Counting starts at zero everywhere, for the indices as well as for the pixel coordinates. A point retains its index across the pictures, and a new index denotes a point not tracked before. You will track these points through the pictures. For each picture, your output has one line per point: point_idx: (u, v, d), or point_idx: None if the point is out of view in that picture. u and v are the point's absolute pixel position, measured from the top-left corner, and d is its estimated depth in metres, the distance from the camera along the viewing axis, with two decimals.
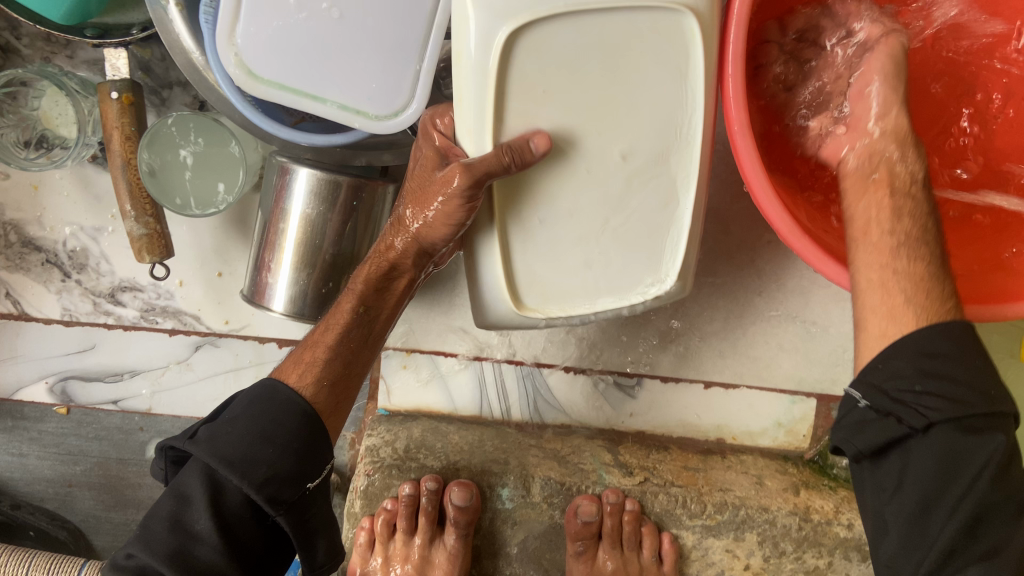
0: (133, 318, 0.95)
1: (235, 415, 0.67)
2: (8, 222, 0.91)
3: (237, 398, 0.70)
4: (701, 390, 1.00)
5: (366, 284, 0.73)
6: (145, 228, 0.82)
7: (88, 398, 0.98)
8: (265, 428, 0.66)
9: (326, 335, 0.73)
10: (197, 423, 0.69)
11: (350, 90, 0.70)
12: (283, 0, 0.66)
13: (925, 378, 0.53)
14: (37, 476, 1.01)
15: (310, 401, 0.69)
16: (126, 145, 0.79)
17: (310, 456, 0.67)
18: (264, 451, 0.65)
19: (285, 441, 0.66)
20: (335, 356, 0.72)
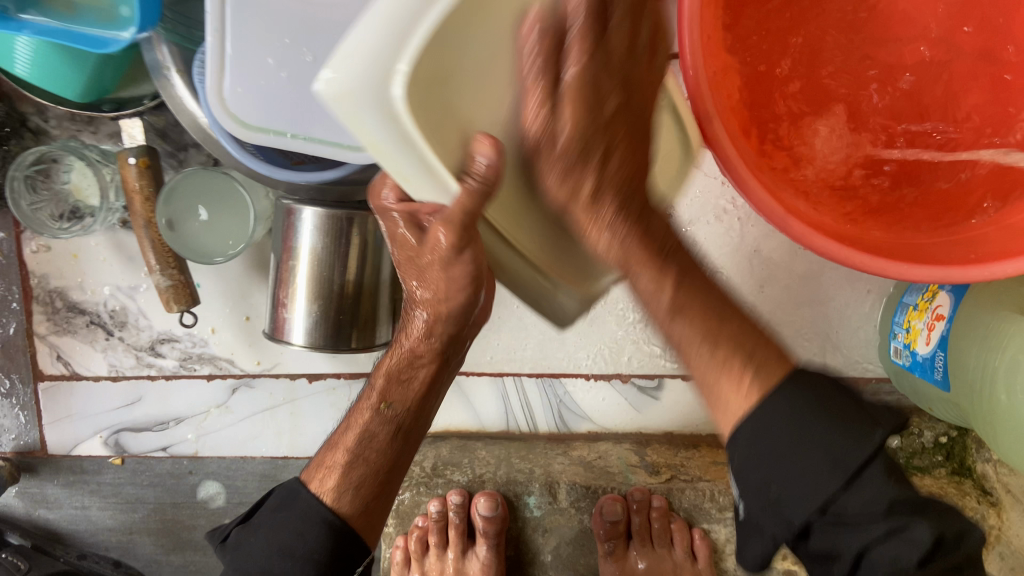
0: (173, 368, 1.01)
1: (260, 523, 0.71)
2: (53, 290, 0.99)
3: (269, 497, 0.74)
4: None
5: (386, 379, 0.76)
6: (170, 280, 0.88)
7: (140, 447, 1.04)
8: (287, 542, 0.68)
9: (349, 437, 0.76)
10: (233, 523, 0.75)
11: (331, 128, 0.75)
12: (261, 59, 0.71)
13: (769, 410, 0.53)
14: (100, 526, 1.09)
15: (332, 507, 0.71)
16: (146, 205, 0.86)
17: (337, 562, 0.69)
18: (283, 564, 0.68)
19: (306, 552, 0.68)
20: (356, 451, 0.74)
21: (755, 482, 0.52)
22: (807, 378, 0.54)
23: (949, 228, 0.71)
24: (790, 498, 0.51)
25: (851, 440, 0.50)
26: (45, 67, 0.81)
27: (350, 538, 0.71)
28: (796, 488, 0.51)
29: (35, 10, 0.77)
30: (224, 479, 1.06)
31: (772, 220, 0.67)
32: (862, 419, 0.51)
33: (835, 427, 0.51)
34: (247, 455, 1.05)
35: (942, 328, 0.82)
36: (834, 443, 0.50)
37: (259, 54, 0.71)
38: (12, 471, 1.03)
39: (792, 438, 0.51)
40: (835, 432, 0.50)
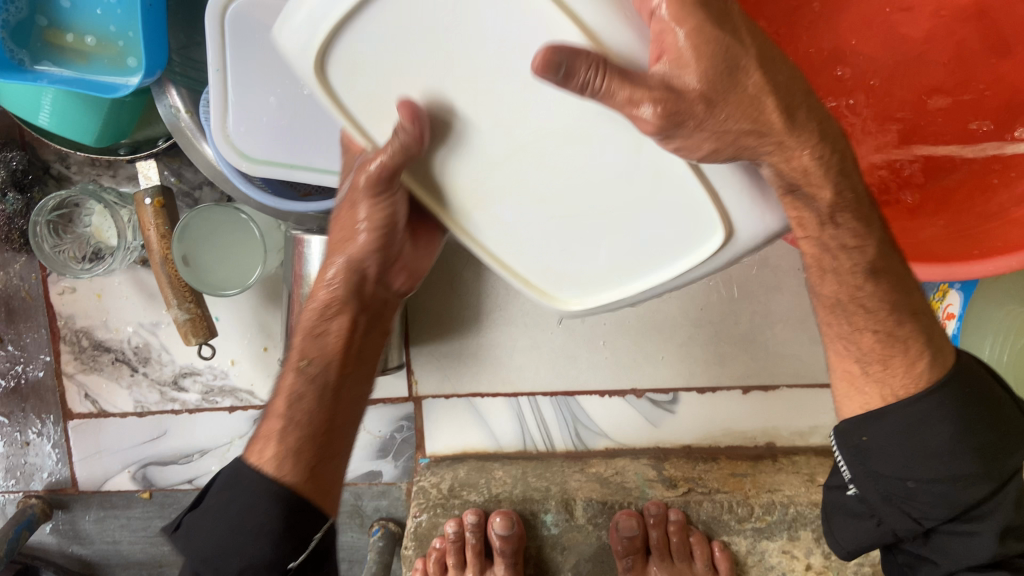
0: (196, 401, 1.04)
1: (207, 508, 0.64)
2: (79, 329, 1.02)
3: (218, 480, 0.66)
4: (741, 395, 0.98)
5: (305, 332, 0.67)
6: (188, 313, 0.91)
7: (166, 480, 1.07)
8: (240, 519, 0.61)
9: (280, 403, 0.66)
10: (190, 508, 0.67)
11: (332, 156, 0.78)
12: (264, 98, 0.75)
13: (927, 407, 0.56)
14: (131, 560, 1.11)
15: (276, 477, 0.62)
16: (162, 242, 0.89)
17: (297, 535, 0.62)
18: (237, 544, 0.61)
19: (258, 527, 0.61)
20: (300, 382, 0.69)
21: (890, 472, 0.57)
22: (970, 374, 0.57)
23: (966, 217, 0.67)
24: (921, 492, 0.57)
25: (995, 449, 0.57)
26: (63, 114, 0.85)
27: (304, 507, 0.62)
28: (934, 486, 0.56)
29: (49, 62, 0.81)
30: None
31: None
32: (1007, 438, 0.57)
33: (983, 429, 0.56)
34: None
35: (955, 327, 0.82)
36: (983, 449, 0.56)
37: (261, 94, 0.74)
38: (45, 508, 1.05)
39: (951, 436, 0.56)
40: (980, 440, 0.56)
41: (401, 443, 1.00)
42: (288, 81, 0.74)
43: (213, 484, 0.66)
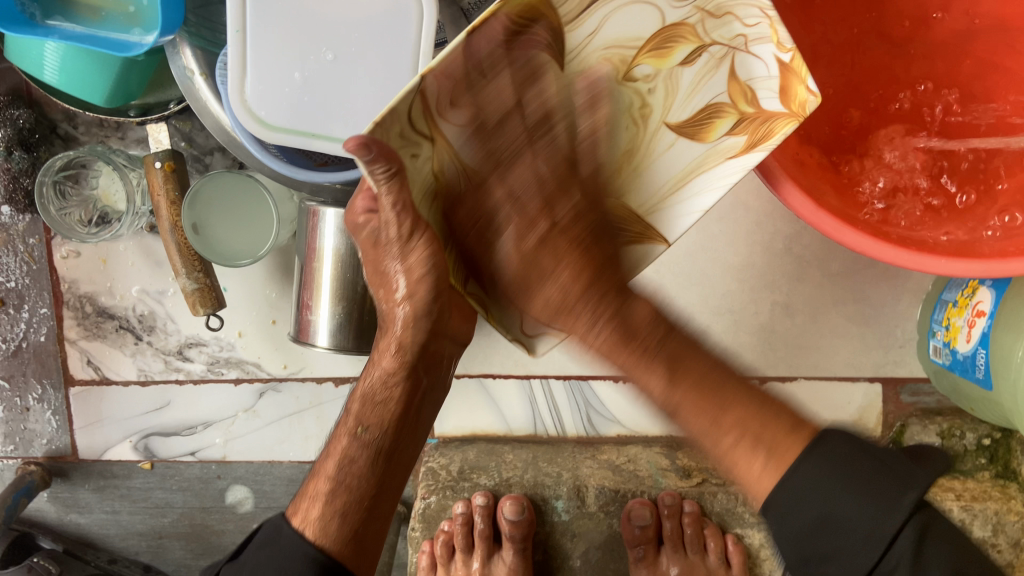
0: (201, 372, 1.02)
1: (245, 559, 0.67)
2: (83, 295, 1.00)
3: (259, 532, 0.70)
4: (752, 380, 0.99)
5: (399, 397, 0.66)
6: (196, 283, 0.89)
7: (169, 451, 1.04)
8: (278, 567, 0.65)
9: (330, 463, 0.69)
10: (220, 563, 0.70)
11: (353, 127, 0.73)
12: (286, 64, 0.71)
13: (826, 466, 0.55)
14: (130, 530, 1.08)
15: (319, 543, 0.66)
16: (172, 209, 0.87)
17: None
18: None
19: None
20: (337, 478, 0.68)
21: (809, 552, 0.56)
22: (832, 442, 0.56)
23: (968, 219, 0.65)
24: (825, 560, 0.56)
25: (878, 510, 0.54)
26: (71, 71, 0.82)
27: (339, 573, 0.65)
28: (845, 551, 0.54)
29: (62, 17, 0.78)
30: (252, 483, 1.05)
31: (802, 215, 0.60)
32: (897, 484, 0.54)
33: (861, 495, 0.54)
34: (275, 460, 1.04)
35: (985, 325, 0.79)
36: (858, 516, 0.54)
37: (283, 64, 0.71)
38: (43, 475, 1.03)
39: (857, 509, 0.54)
40: (865, 507, 0.54)
41: None
42: (306, 50, 0.70)
43: (254, 538, 0.71)
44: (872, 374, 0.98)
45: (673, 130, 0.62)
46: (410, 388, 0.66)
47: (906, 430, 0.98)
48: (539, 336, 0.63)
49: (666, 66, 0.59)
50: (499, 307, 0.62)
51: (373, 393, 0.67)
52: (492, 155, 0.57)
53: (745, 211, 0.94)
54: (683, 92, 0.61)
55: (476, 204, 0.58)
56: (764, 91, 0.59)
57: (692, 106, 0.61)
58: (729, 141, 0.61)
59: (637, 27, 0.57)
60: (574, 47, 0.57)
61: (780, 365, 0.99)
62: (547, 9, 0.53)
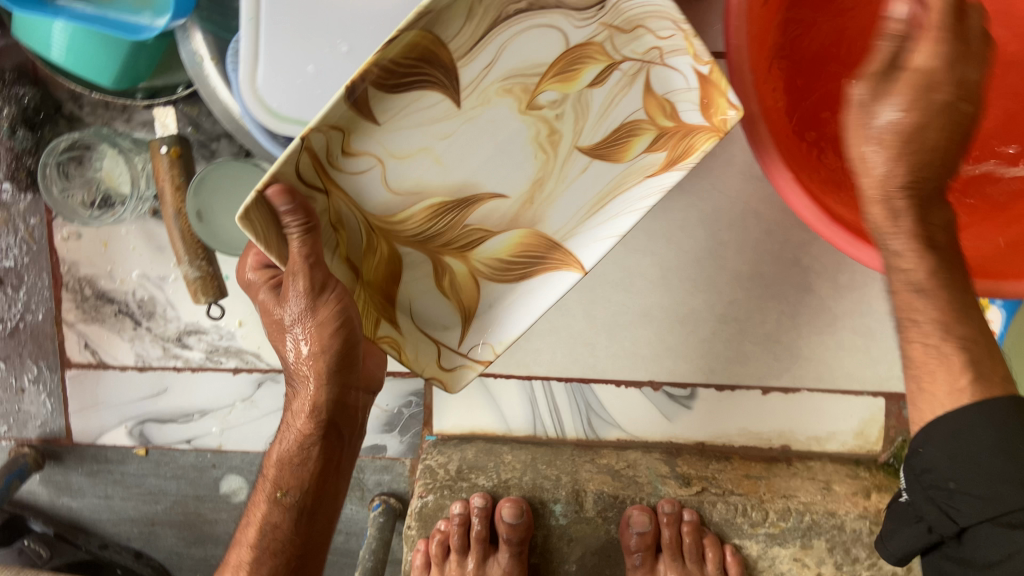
0: (199, 360, 1.01)
1: None
2: (82, 278, 0.99)
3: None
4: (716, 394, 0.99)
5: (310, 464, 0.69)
6: (199, 271, 0.89)
7: (164, 438, 1.03)
8: None
9: (252, 529, 0.72)
10: None
11: None
12: (300, 54, 0.69)
13: (979, 412, 0.54)
14: (121, 516, 1.08)
15: None
16: (177, 195, 0.87)
17: None
18: None
19: None
20: (258, 544, 0.71)
21: (936, 477, 0.56)
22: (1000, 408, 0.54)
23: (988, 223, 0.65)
24: (970, 496, 0.54)
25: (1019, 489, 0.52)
26: (79, 52, 0.81)
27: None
28: (974, 492, 0.53)
29: None
30: (247, 474, 1.05)
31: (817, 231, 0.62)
32: None
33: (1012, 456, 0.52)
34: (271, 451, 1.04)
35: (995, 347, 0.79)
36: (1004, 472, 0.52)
37: (296, 55, 0.69)
38: (37, 458, 1.03)
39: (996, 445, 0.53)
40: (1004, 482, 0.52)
41: (408, 418, 1.02)
42: (320, 42, 0.69)
43: None
44: (877, 389, 0.97)
45: (587, 154, 0.65)
46: (327, 445, 0.68)
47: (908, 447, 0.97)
48: (456, 370, 0.70)
49: (573, 89, 0.61)
50: (413, 347, 0.68)
51: (288, 457, 0.68)
52: (404, 195, 0.61)
53: (755, 219, 0.93)
54: (596, 111, 0.62)
55: (384, 250, 0.63)
56: (683, 106, 0.62)
57: (601, 129, 0.63)
58: (647, 158, 0.65)
59: (541, 54, 0.58)
60: (470, 82, 0.58)
61: (785, 376, 0.98)
62: (434, 46, 0.54)
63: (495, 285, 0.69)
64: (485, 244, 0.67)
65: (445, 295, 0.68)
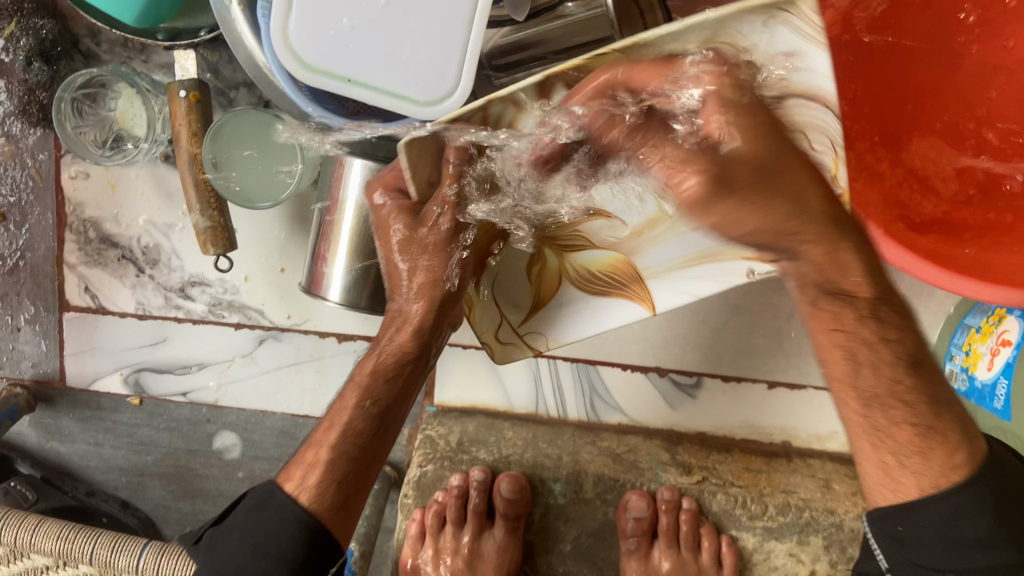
0: (201, 312, 0.99)
1: (232, 525, 0.69)
2: (88, 220, 0.97)
3: (246, 500, 0.71)
4: (721, 384, 0.98)
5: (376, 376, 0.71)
6: (210, 222, 0.86)
7: (159, 389, 1.02)
8: (260, 541, 0.66)
9: (327, 435, 0.70)
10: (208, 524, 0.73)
11: (396, 78, 0.70)
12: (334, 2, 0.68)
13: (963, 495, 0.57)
14: (111, 464, 1.05)
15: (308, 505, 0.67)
16: (193, 141, 0.84)
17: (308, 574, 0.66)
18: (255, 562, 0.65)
19: (278, 552, 0.65)
20: (336, 446, 0.69)
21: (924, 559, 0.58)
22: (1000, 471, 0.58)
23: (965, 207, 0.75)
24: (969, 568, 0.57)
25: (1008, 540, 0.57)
26: None
27: (326, 540, 0.67)
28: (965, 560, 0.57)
29: None
30: (241, 431, 1.03)
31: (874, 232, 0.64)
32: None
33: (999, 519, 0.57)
34: (267, 410, 1.02)
35: (1010, 354, 0.78)
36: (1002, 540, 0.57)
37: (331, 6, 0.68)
38: (28, 399, 1.01)
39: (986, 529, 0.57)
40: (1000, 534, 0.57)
41: None
42: None
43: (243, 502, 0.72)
44: None
45: None
46: (418, 365, 0.72)
47: None
48: (509, 345, 0.77)
49: None
50: (481, 312, 0.76)
51: (384, 371, 0.71)
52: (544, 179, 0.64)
53: None
54: None
55: (504, 220, 0.70)
56: None
57: None
58: (744, 255, 0.63)
59: None
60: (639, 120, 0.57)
61: (792, 371, 0.97)
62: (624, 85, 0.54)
63: (577, 291, 0.73)
64: (585, 253, 0.71)
65: (531, 281, 0.74)
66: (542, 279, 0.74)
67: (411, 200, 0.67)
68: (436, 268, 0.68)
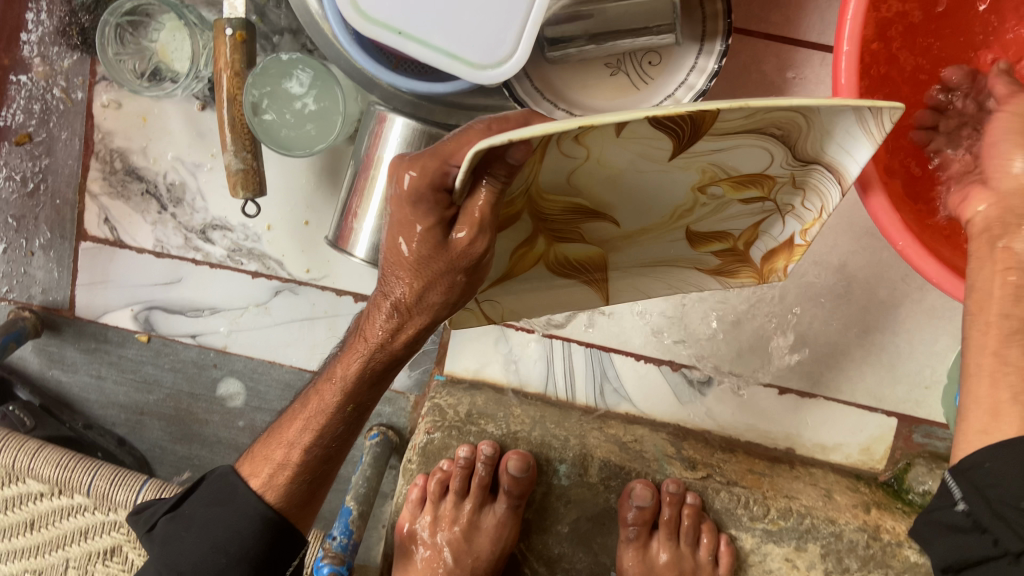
0: (220, 257, 0.98)
1: (188, 518, 0.72)
2: (115, 150, 0.96)
3: (202, 485, 0.74)
4: (733, 386, 0.98)
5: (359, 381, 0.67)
6: (243, 164, 0.85)
7: (169, 329, 1.00)
8: (221, 538, 0.69)
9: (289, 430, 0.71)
10: (161, 509, 0.75)
11: (453, 37, 0.69)
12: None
13: None
14: (111, 400, 1.04)
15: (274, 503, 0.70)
16: (234, 81, 0.82)
17: (270, 563, 0.70)
18: (217, 560, 0.69)
19: (240, 551, 0.69)
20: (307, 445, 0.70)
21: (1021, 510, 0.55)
22: None
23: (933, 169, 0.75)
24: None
25: None
26: None
27: (286, 532, 0.71)
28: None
29: None
30: (247, 379, 1.02)
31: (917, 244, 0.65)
32: None
33: None
34: (275, 361, 1.01)
35: None
36: None
37: None
38: (36, 325, 1.00)
39: None
40: None
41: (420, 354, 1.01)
42: None
43: (197, 489, 0.75)
44: (891, 408, 0.97)
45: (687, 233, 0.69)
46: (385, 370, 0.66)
47: (911, 470, 0.96)
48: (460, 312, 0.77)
49: (733, 194, 0.64)
50: None
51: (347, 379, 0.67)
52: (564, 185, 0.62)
53: None
54: (726, 214, 0.66)
55: (516, 205, 0.63)
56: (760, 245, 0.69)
57: (713, 226, 0.68)
58: (710, 259, 0.72)
59: (740, 164, 0.60)
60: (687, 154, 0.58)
61: (805, 379, 0.97)
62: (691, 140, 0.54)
63: (544, 269, 0.74)
64: (571, 245, 0.71)
65: (510, 259, 0.70)
66: (517, 255, 0.70)
67: (445, 200, 0.57)
68: (436, 284, 0.59)
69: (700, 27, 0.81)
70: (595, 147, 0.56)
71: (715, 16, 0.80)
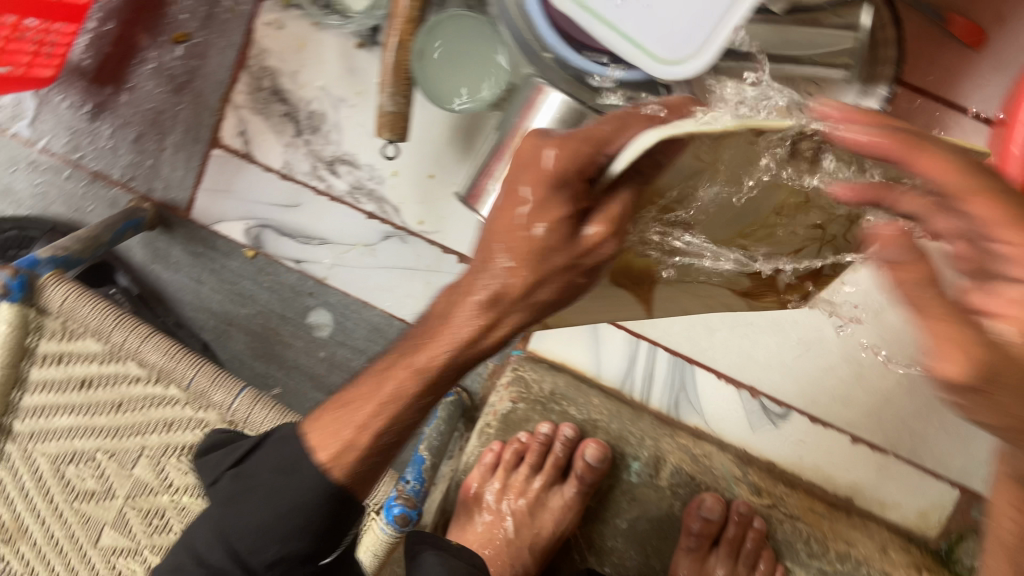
0: (341, 191, 1.00)
1: (257, 466, 0.63)
2: (266, 68, 0.98)
3: (271, 437, 0.65)
4: (807, 423, 0.99)
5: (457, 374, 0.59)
6: (395, 108, 0.87)
7: (276, 250, 1.03)
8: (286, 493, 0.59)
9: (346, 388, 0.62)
10: (224, 465, 0.66)
11: (643, 28, 0.71)
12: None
13: None
14: (204, 305, 1.06)
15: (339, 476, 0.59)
16: (407, 28, 0.84)
17: (331, 531, 0.61)
18: (278, 527, 0.59)
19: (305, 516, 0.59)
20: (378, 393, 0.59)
21: None
22: None
23: None
24: None
25: None
26: None
27: (353, 502, 0.61)
28: None
29: None
30: (338, 314, 1.04)
31: None
32: None
33: None
34: (368, 303, 1.03)
35: None
36: None
37: None
38: (154, 219, 1.02)
39: None
40: None
41: None
42: None
43: (265, 440, 0.65)
44: (956, 478, 0.97)
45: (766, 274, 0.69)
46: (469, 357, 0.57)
47: (961, 545, 0.97)
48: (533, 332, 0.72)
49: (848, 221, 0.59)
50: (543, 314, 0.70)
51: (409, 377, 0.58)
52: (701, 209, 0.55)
53: None
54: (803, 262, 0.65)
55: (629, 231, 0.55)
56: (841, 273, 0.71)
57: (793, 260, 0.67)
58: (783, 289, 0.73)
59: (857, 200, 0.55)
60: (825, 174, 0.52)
61: (878, 433, 0.98)
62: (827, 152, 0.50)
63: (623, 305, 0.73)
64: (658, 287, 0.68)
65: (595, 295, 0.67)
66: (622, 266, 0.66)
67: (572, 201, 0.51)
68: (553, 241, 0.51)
69: (869, 70, 0.82)
70: (716, 150, 0.47)
71: (886, 61, 0.82)
